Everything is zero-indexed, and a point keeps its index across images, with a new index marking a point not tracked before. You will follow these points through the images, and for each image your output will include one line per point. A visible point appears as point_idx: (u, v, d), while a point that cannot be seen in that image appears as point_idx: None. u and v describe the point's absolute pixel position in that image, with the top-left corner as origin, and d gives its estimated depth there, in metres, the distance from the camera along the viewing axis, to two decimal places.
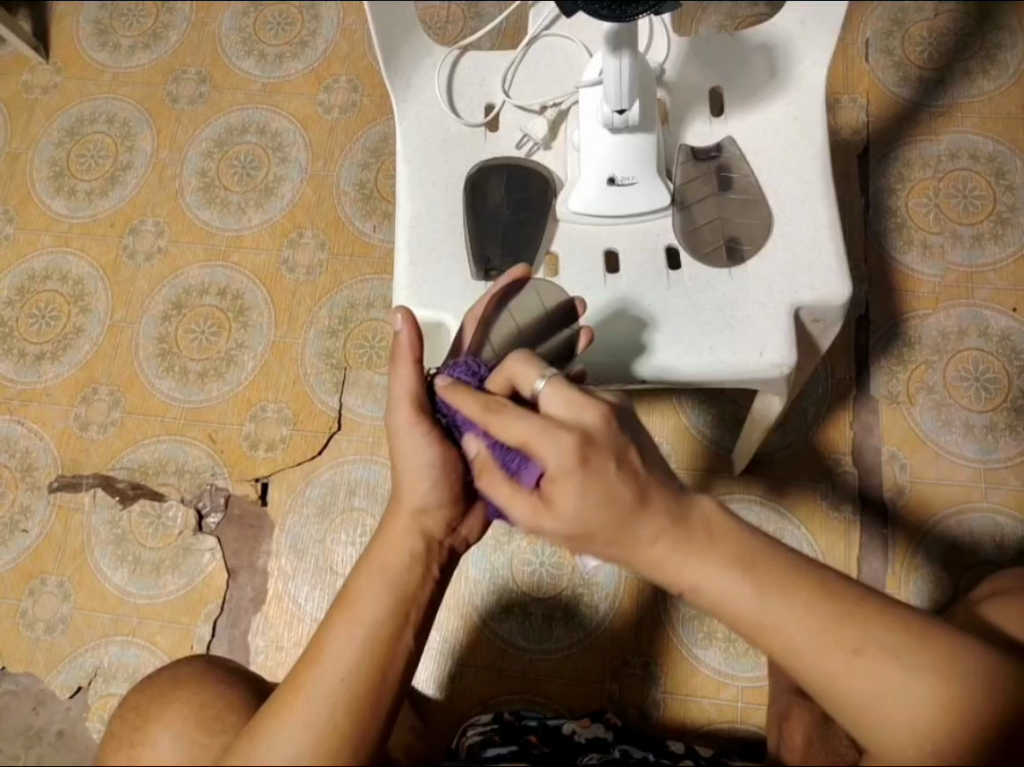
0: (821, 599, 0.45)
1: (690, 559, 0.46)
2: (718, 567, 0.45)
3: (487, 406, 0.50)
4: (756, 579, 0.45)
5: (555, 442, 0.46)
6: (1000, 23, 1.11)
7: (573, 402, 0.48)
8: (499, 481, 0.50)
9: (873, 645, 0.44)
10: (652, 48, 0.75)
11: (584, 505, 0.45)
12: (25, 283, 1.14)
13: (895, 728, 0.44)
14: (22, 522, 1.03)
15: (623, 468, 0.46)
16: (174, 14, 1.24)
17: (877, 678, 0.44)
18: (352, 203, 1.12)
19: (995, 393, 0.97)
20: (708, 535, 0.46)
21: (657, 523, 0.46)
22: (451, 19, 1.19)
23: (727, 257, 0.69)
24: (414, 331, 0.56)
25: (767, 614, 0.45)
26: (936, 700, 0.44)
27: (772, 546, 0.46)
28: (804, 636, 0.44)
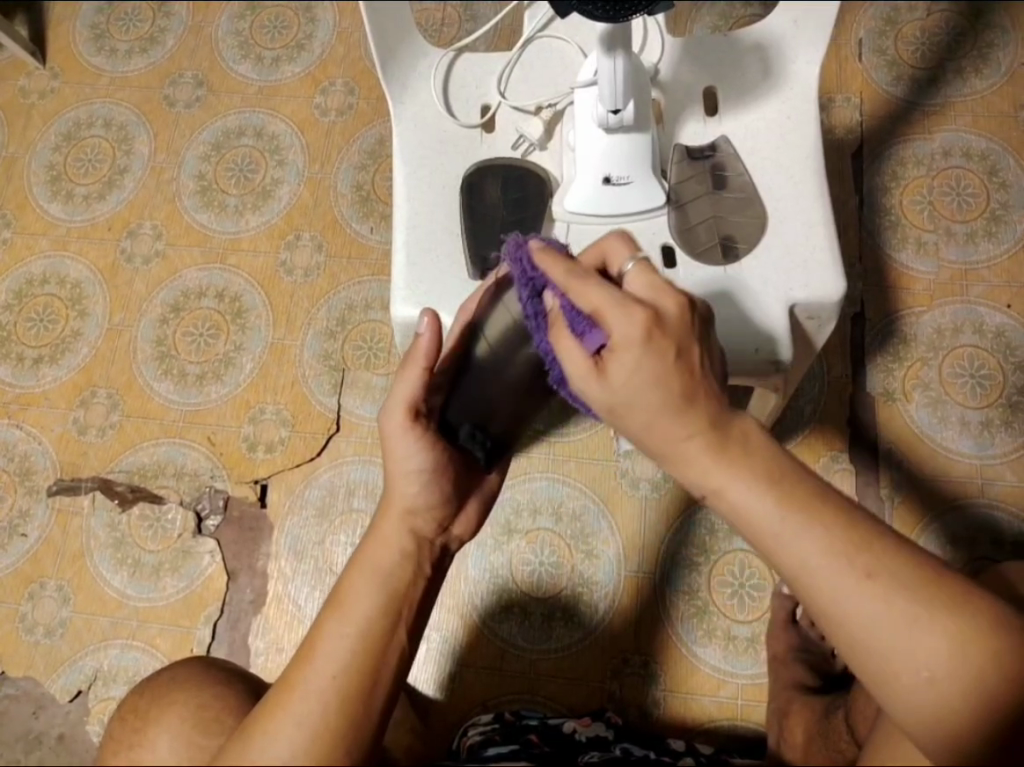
0: (838, 523, 0.44)
1: (717, 462, 0.46)
2: (743, 476, 0.46)
3: (573, 272, 0.52)
4: (781, 494, 0.45)
5: (627, 314, 0.48)
6: (992, 21, 1.12)
7: (653, 288, 0.51)
8: (563, 340, 0.51)
9: (886, 574, 0.43)
10: (646, 50, 0.76)
11: (636, 376, 0.47)
12: (23, 287, 1.14)
13: (904, 663, 0.42)
14: (22, 526, 1.03)
15: (680, 360, 0.47)
16: (170, 18, 1.25)
17: (888, 603, 0.43)
18: (350, 205, 1.13)
19: (990, 389, 0.98)
20: (743, 446, 0.47)
21: (696, 422, 0.47)
22: (446, 21, 1.19)
23: (723, 256, 0.70)
24: (435, 336, 0.56)
25: (785, 527, 0.44)
26: (949, 636, 0.42)
27: (798, 471, 0.47)
28: (818, 554, 0.44)
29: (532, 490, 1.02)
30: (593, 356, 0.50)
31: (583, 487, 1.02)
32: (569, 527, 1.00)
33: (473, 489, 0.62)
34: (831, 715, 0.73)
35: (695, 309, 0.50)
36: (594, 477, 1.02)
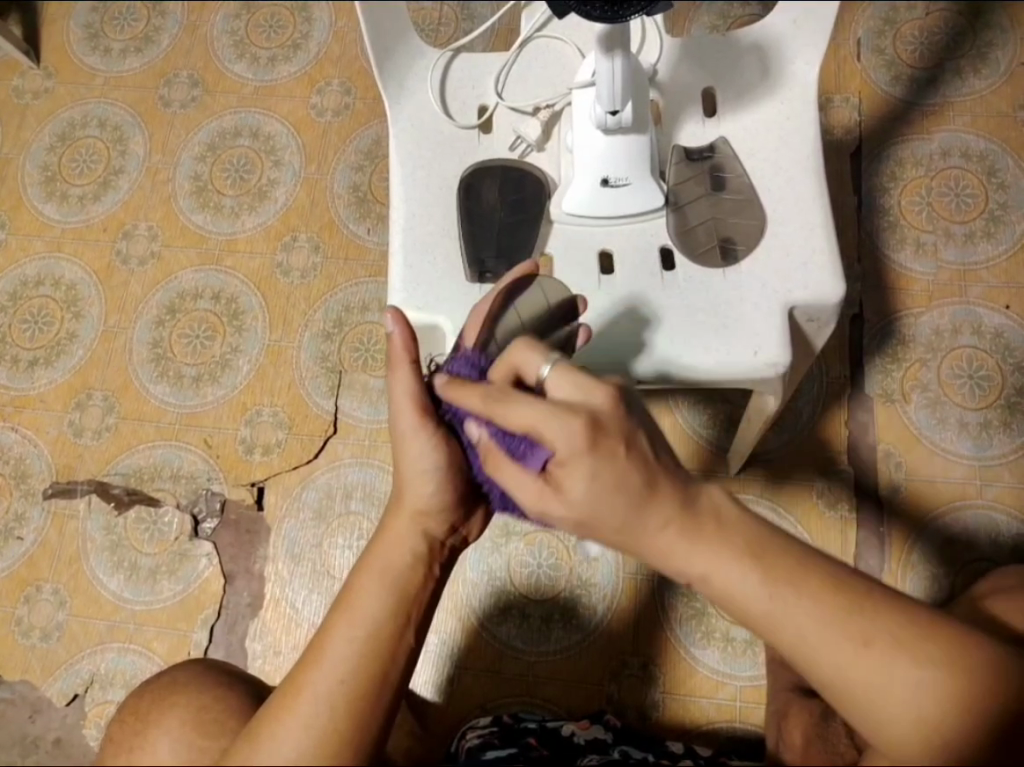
0: (828, 591, 0.44)
1: (697, 548, 0.45)
2: (725, 557, 0.45)
3: (489, 396, 0.49)
4: (767, 569, 0.44)
5: (561, 422, 0.45)
6: (991, 21, 1.11)
7: (579, 384, 0.48)
8: (506, 465, 0.49)
9: (881, 636, 0.43)
10: (645, 50, 0.75)
11: (591, 493, 0.45)
12: (17, 289, 1.14)
13: (903, 723, 0.42)
14: (18, 529, 1.03)
15: (633, 454, 0.45)
16: (165, 18, 1.24)
17: (884, 669, 0.42)
18: (346, 206, 1.12)
19: (989, 391, 0.97)
20: (718, 523, 0.46)
21: (665, 512, 0.45)
22: (443, 21, 1.19)
23: (721, 258, 0.69)
24: (406, 334, 0.55)
25: (775, 603, 0.43)
26: (946, 691, 0.42)
27: (780, 538, 0.45)
28: (809, 626, 0.43)
29: None
30: (541, 473, 0.48)
31: None
32: None
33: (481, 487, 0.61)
34: (831, 718, 0.73)
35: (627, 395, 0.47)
36: None
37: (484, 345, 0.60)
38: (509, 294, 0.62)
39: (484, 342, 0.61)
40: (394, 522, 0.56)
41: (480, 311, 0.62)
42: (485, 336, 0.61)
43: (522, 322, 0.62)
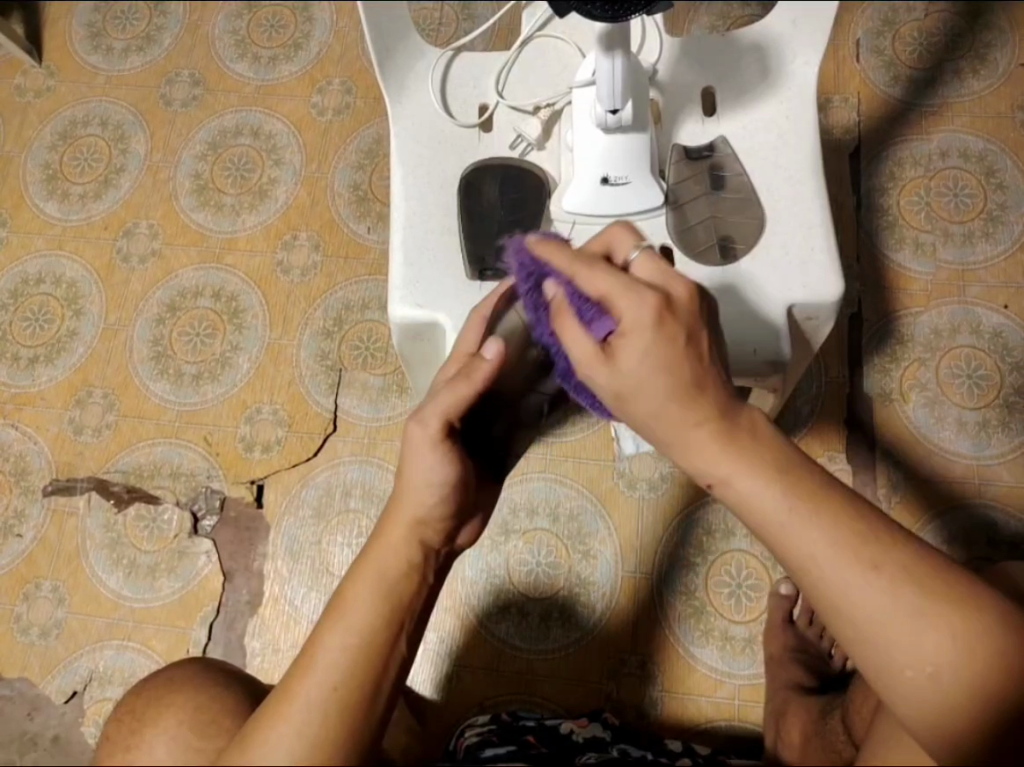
0: (845, 517, 0.45)
1: (728, 452, 0.47)
2: (750, 467, 0.46)
3: (582, 258, 0.52)
4: (788, 485, 0.46)
5: (637, 299, 0.48)
6: (989, 22, 1.12)
7: (661, 273, 0.50)
8: (570, 325, 0.50)
9: (890, 565, 0.44)
10: (645, 50, 0.76)
11: (645, 363, 0.47)
12: (19, 286, 1.14)
13: (905, 653, 0.42)
14: (17, 526, 1.03)
15: (690, 345, 0.47)
16: (167, 17, 1.24)
17: (892, 595, 0.43)
18: (347, 204, 1.12)
19: (987, 390, 0.98)
20: (752, 436, 0.47)
21: (704, 410, 0.47)
22: (444, 21, 1.19)
23: (720, 257, 0.69)
24: (498, 364, 0.55)
25: (790, 519, 0.45)
26: (952, 633, 0.42)
27: (805, 465, 0.47)
28: (823, 545, 0.44)
29: (529, 491, 1.02)
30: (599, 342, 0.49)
31: (580, 488, 1.01)
32: (567, 528, 1.00)
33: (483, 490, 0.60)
34: (829, 716, 0.73)
35: (706, 296, 0.49)
36: (592, 478, 1.01)
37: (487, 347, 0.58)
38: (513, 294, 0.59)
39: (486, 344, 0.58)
40: (388, 526, 0.54)
41: (482, 311, 0.59)
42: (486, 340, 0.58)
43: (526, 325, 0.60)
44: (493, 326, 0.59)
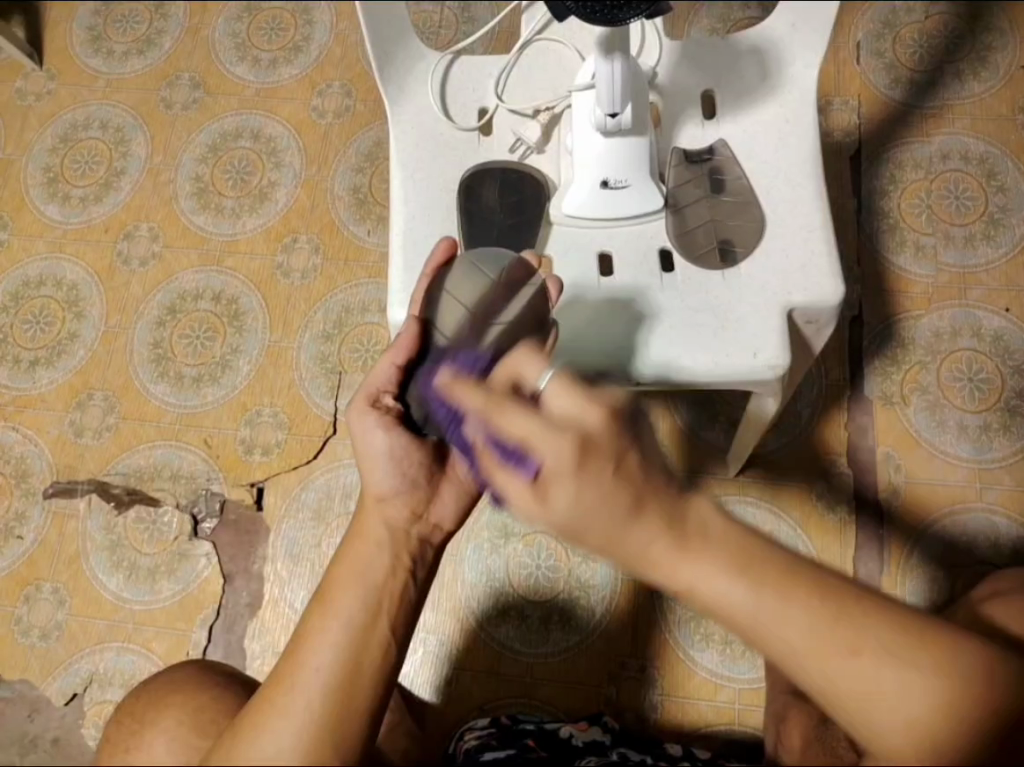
0: (818, 595, 0.41)
1: (683, 564, 0.42)
2: (709, 568, 0.41)
3: (490, 401, 0.47)
4: (752, 578, 0.41)
5: (554, 438, 0.43)
6: (991, 24, 1.11)
7: (577, 403, 0.45)
8: (498, 469, 0.45)
9: (870, 643, 0.41)
10: (645, 52, 0.75)
11: (578, 504, 0.42)
12: (19, 289, 1.14)
13: (883, 722, 0.41)
14: (18, 528, 1.03)
15: (620, 474, 0.43)
16: (167, 20, 1.24)
17: (874, 675, 0.40)
18: (346, 207, 1.12)
19: (988, 393, 0.97)
20: (704, 539, 0.42)
21: (653, 527, 0.42)
22: (444, 24, 1.19)
23: (720, 260, 0.69)
24: (413, 336, 0.60)
25: (761, 614, 0.41)
26: (936, 700, 0.40)
27: (766, 545, 0.42)
28: (796, 635, 0.41)
29: None
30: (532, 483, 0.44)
31: None
32: None
33: (445, 479, 0.61)
34: (830, 720, 0.72)
35: (625, 416, 0.44)
36: None
37: (429, 337, 0.60)
38: (438, 280, 0.63)
39: (429, 334, 0.61)
40: (362, 515, 0.58)
41: (414, 300, 0.64)
42: (427, 329, 0.61)
43: (464, 307, 0.60)
44: (430, 315, 0.61)
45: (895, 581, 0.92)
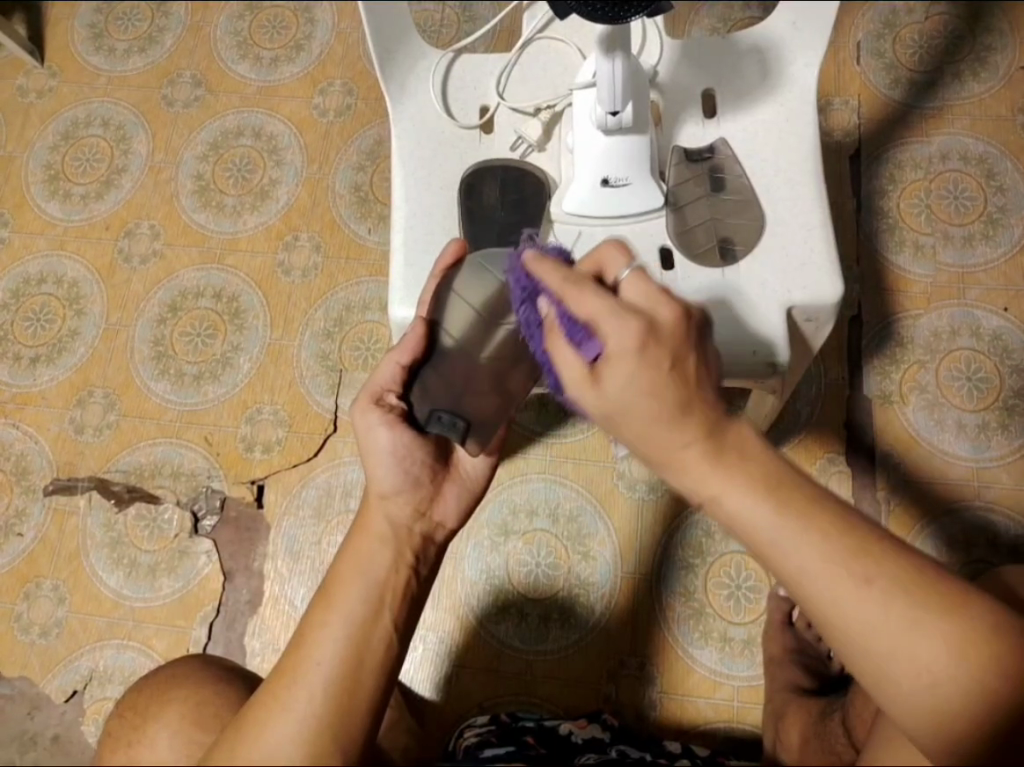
0: (839, 529, 0.43)
1: (717, 471, 0.45)
2: (738, 486, 0.44)
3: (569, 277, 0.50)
4: (779, 502, 0.44)
5: (621, 322, 0.47)
6: (990, 25, 1.12)
7: (650, 296, 0.48)
8: (562, 348, 0.49)
9: (885, 579, 0.42)
10: (645, 52, 0.76)
11: (631, 388, 0.46)
12: (20, 286, 1.14)
13: (897, 663, 0.42)
14: (18, 525, 1.03)
15: (676, 371, 0.46)
16: (169, 18, 1.25)
17: (886, 610, 0.42)
18: (347, 205, 1.13)
19: (987, 392, 0.98)
20: (740, 453, 0.45)
21: (691, 432, 0.45)
22: (445, 23, 1.19)
23: (720, 259, 0.69)
24: (419, 336, 0.61)
25: (783, 535, 0.43)
26: (948, 645, 0.41)
27: (796, 476, 0.45)
28: (815, 561, 0.42)
29: (528, 491, 1.02)
30: (590, 363, 0.48)
31: (579, 488, 1.01)
32: (567, 528, 1.00)
33: (447, 478, 0.62)
34: (829, 718, 0.73)
35: (694, 318, 0.48)
36: (593, 479, 1.02)
37: (436, 337, 0.61)
38: (447, 279, 0.62)
39: (436, 333, 0.61)
40: (364, 512, 0.58)
41: (422, 301, 0.65)
42: (434, 328, 0.61)
43: (470, 310, 0.59)
44: (441, 311, 0.61)
45: None
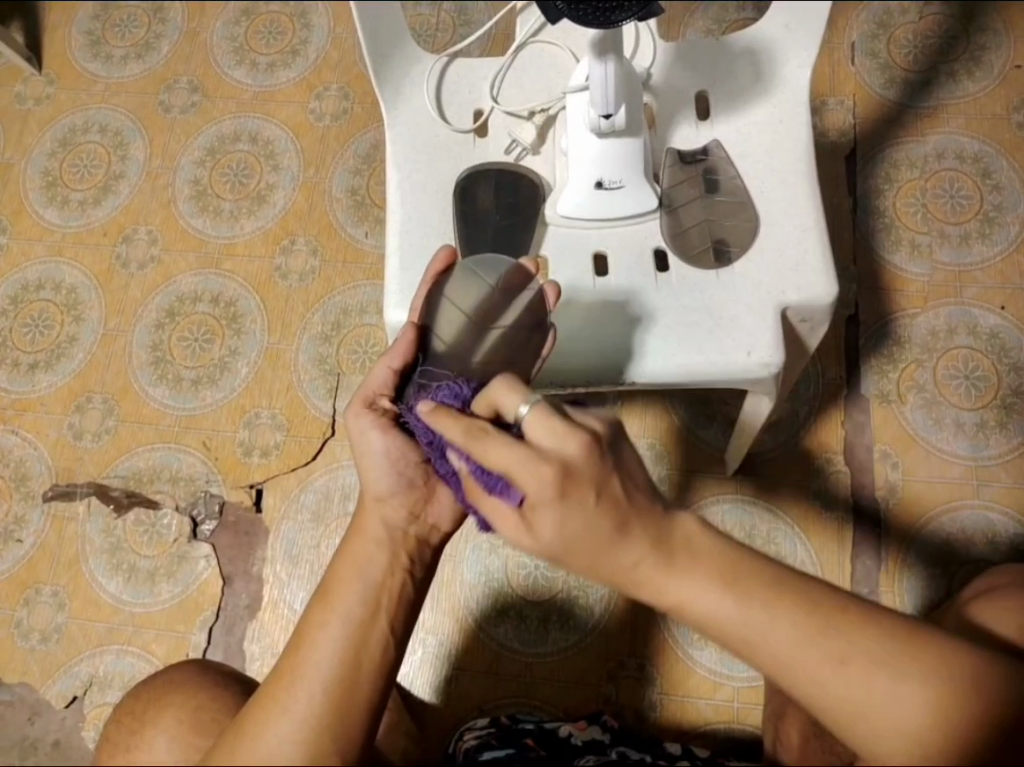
0: (806, 610, 0.42)
1: (671, 580, 0.42)
2: (699, 584, 0.42)
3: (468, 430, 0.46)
4: (740, 594, 0.42)
5: (532, 469, 0.42)
6: (984, 24, 1.12)
7: (555, 435, 0.43)
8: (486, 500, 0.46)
9: (859, 655, 0.41)
10: (639, 53, 0.76)
11: (563, 533, 0.43)
12: (18, 293, 1.14)
13: (878, 732, 0.41)
14: (18, 531, 1.03)
15: (604, 503, 0.42)
16: (165, 25, 1.25)
17: (863, 684, 0.41)
18: (344, 209, 1.13)
19: (985, 391, 0.98)
20: (690, 552, 0.43)
21: (638, 549, 0.43)
22: (440, 26, 1.20)
23: (715, 260, 0.70)
24: (409, 342, 0.60)
25: (750, 628, 0.41)
26: (929, 708, 0.41)
27: (755, 562, 0.43)
28: (785, 648, 0.41)
29: None
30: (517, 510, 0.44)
31: None
32: None
33: None
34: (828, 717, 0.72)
35: (604, 444, 0.43)
36: None
37: (428, 342, 0.62)
38: (437, 284, 0.63)
39: (428, 339, 0.62)
40: (360, 515, 0.58)
41: (413, 307, 0.64)
42: (426, 333, 0.62)
43: (465, 314, 0.61)
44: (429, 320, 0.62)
45: (893, 579, 0.92)
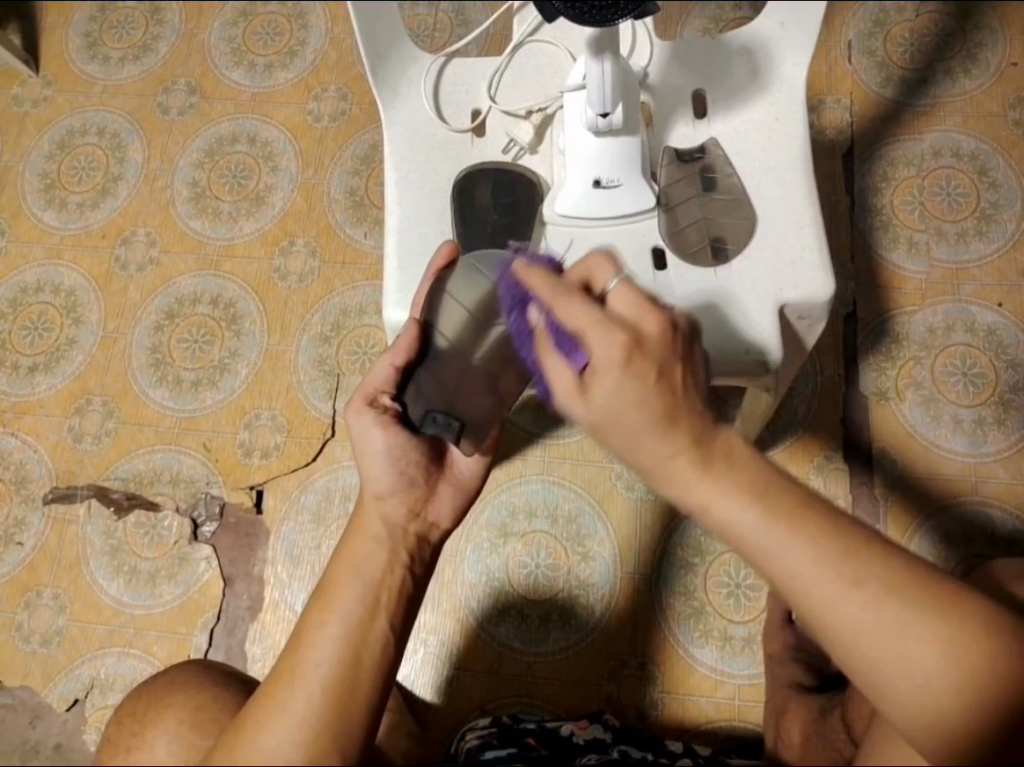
0: (828, 533, 0.43)
1: (703, 479, 0.45)
2: (727, 492, 0.44)
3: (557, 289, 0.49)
4: (767, 506, 0.44)
5: (609, 334, 0.46)
6: (980, 22, 1.12)
7: (638, 309, 0.47)
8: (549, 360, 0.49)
9: (876, 581, 0.42)
10: (635, 54, 0.76)
11: (617, 398, 0.45)
12: (17, 295, 1.14)
13: (889, 664, 0.41)
14: (18, 535, 1.03)
15: (663, 380, 0.45)
16: (163, 27, 1.25)
17: (878, 611, 0.41)
18: (342, 210, 1.13)
19: (983, 388, 0.98)
20: (727, 460, 0.45)
21: (678, 440, 0.45)
22: (438, 27, 1.20)
23: (712, 258, 0.70)
24: (413, 336, 0.61)
25: (772, 538, 0.43)
26: (942, 646, 0.41)
27: (785, 482, 0.45)
28: (804, 563, 0.42)
29: (527, 492, 1.02)
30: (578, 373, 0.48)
31: (577, 489, 1.02)
32: (565, 528, 1.00)
33: (441, 479, 0.62)
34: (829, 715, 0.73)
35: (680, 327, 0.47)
36: (590, 479, 1.02)
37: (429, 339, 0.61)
38: (439, 281, 0.62)
39: (429, 335, 0.61)
40: (359, 513, 0.58)
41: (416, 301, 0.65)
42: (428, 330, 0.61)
43: (464, 311, 0.59)
44: (434, 313, 0.61)
45: None
